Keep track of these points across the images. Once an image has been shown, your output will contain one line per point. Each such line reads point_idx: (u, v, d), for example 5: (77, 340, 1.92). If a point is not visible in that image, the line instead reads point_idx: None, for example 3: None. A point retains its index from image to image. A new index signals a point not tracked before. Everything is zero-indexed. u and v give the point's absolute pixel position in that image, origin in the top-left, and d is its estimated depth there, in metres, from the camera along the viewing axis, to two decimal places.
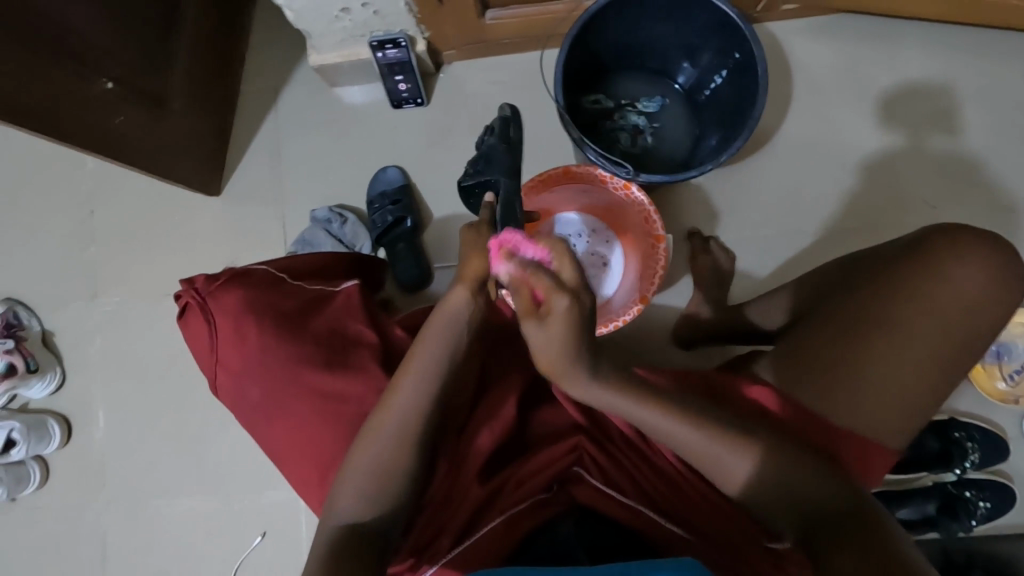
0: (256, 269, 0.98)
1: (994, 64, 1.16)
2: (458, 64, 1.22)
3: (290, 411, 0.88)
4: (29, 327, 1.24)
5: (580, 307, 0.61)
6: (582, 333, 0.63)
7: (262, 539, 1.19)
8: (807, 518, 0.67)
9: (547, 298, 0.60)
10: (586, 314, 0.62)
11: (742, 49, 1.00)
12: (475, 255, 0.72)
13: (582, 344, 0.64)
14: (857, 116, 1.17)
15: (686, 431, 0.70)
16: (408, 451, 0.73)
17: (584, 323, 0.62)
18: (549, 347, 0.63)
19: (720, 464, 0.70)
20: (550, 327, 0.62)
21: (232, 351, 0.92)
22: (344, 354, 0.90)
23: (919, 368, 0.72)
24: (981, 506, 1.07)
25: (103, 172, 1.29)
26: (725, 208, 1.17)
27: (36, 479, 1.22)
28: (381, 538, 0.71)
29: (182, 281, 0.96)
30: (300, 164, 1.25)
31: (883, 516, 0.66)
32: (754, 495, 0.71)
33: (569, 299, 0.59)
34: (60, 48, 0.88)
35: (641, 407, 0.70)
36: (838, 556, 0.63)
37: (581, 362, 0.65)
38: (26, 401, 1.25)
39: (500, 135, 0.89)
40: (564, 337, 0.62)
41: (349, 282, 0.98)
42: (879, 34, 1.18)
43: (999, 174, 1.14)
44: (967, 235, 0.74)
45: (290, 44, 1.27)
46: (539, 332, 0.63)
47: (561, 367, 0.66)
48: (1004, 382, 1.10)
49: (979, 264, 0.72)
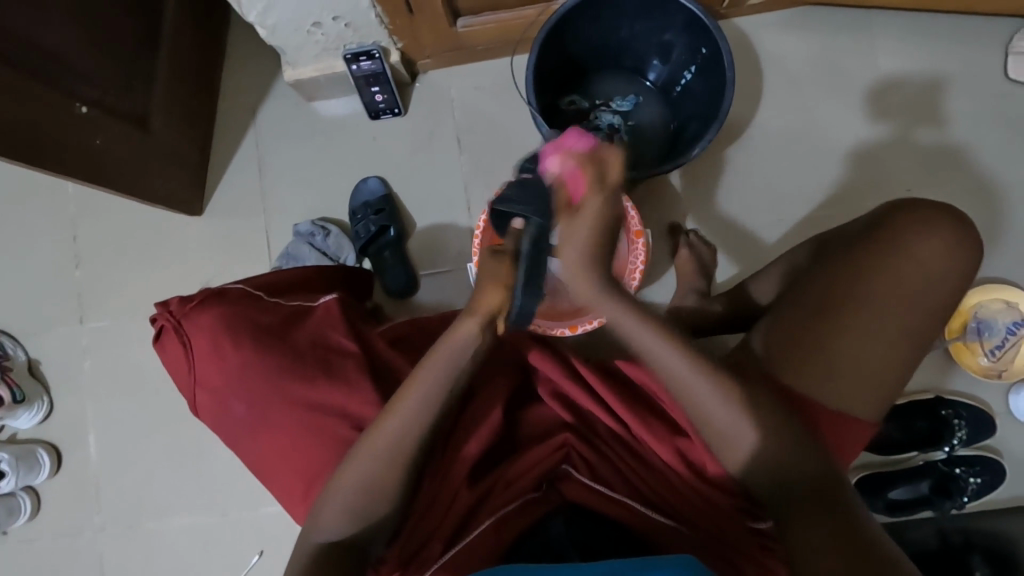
0: (231, 288, 0.97)
1: (959, 48, 1.18)
2: (433, 73, 1.23)
3: (273, 426, 0.87)
4: (15, 356, 1.23)
5: (608, 208, 0.71)
6: (605, 245, 0.72)
7: (260, 557, 1.18)
8: (782, 499, 0.70)
9: (584, 195, 0.70)
10: (608, 227, 0.71)
11: (710, 43, 1.02)
12: (492, 283, 0.69)
13: (602, 257, 0.71)
14: (828, 105, 1.19)
15: (706, 391, 0.71)
16: (400, 470, 0.73)
17: (605, 233, 0.71)
18: (578, 261, 0.70)
19: (730, 438, 0.71)
20: (579, 225, 0.70)
21: (212, 369, 0.91)
22: (327, 365, 0.90)
23: (887, 342, 0.74)
24: (972, 482, 1.09)
25: (83, 197, 1.29)
26: (704, 201, 1.18)
27: (28, 510, 1.21)
28: (359, 552, 0.74)
29: (157, 303, 0.95)
30: (281, 179, 1.25)
31: (850, 494, 0.69)
32: (757, 474, 0.72)
33: (602, 199, 0.70)
34: (36, 72, 0.88)
35: (662, 339, 0.71)
36: (809, 525, 0.67)
37: (597, 278, 0.71)
38: (14, 431, 1.23)
39: (543, 164, 0.76)
40: (588, 243, 0.70)
41: (328, 295, 0.99)
42: (845, 24, 1.20)
43: (969, 154, 1.17)
44: (924, 209, 0.77)
45: (266, 60, 1.28)
46: (568, 235, 0.71)
47: (581, 279, 0.71)
48: (986, 358, 1.11)
49: (937, 238, 0.75)
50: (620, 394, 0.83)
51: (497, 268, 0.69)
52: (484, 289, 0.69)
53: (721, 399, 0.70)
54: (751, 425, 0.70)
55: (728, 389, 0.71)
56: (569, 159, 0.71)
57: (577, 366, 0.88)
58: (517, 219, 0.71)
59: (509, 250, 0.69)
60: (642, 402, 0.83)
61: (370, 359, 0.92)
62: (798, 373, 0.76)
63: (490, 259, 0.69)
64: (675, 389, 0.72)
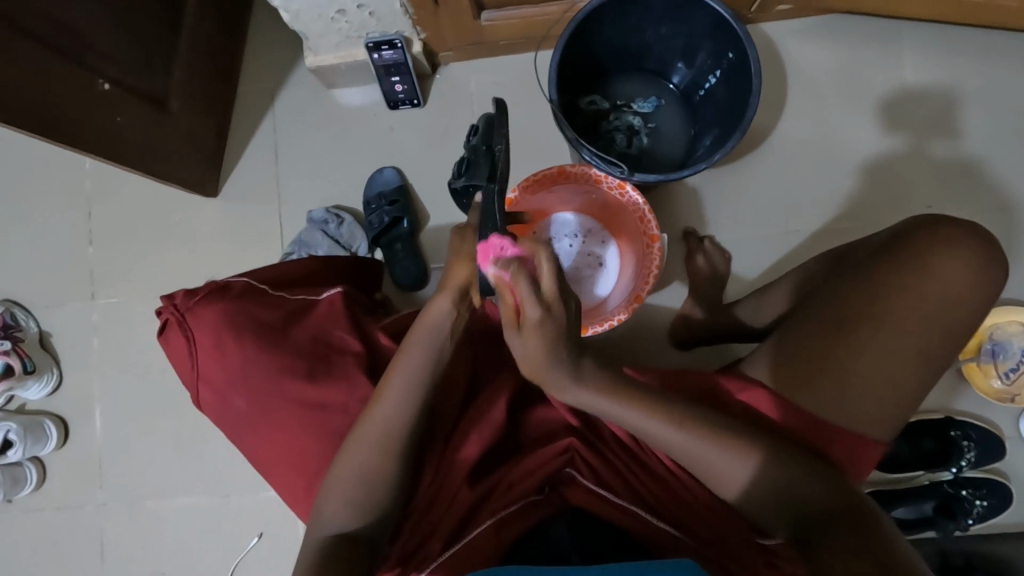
0: (235, 282, 0.97)
1: (988, 63, 1.16)
2: (454, 66, 1.22)
3: (274, 421, 0.88)
4: (27, 328, 1.24)
5: (554, 323, 0.64)
6: (561, 349, 0.66)
7: (259, 539, 1.19)
8: (805, 525, 0.68)
9: (523, 305, 0.63)
10: (564, 323, 0.65)
11: (736, 49, 1.00)
12: (457, 260, 0.73)
13: (563, 356, 0.66)
14: (851, 116, 1.17)
15: (693, 440, 0.71)
16: (391, 459, 0.73)
17: (562, 330, 0.65)
18: (533, 362, 0.67)
19: (723, 475, 0.71)
20: (527, 336, 0.65)
21: (214, 364, 0.92)
22: (327, 363, 0.90)
23: (904, 365, 0.73)
24: (978, 505, 1.08)
25: (100, 174, 1.29)
26: (718, 207, 1.17)
27: (33, 480, 1.22)
28: (369, 545, 0.72)
29: (162, 297, 0.95)
30: (297, 165, 1.25)
31: (877, 514, 0.67)
32: (755, 497, 0.71)
33: (540, 313, 0.63)
34: (57, 48, 0.88)
35: (660, 420, 0.71)
36: (829, 544, 0.65)
37: (562, 371, 0.67)
38: (23, 402, 1.25)
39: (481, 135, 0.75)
40: (538, 352, 0.65)
41: (332, 289, 0.98)
42: (872, 34, 1.18)
43: (992, 172, 1.15)
44: (948, 230, 0.76)
45: (288, 45, 1.28)
46: (519, 340, 0.66)
47: (543, 374, 0.68)
48: (1000, 380, 1.09)
49: (960, 260, 0.73)
50: None
51: (462, 243, 0.72)
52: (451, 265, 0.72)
53: (705, 454, 0.71)
54: (739, 447, 0.71)
55: (704, 428, 0.71)
56: (503, 270, 0.63)
57: None
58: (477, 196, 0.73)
59: (472, 223, 0.74)
60: None
61: (373, 355, 0.92)
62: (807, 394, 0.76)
63: (458, 241, 0.73)
64: (665, 446, 0.73)
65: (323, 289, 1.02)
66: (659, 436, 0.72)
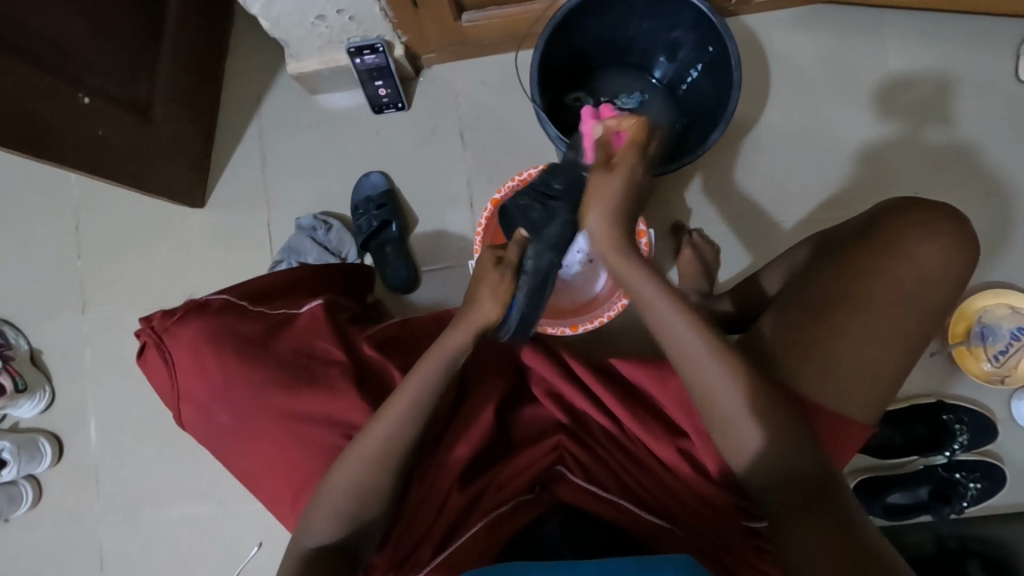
0: (214, 299, 0.97)
1: (969, 46, 1.17)
2: (438, 68, 1.22)
3: (257, 435, 0.88)
4: (18, 346, 1.24)
5: (638, 175, 0.74)
6: (628, 217, 0.75)
7: (258, 549, 1.19)
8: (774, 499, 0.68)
9: (624, 149, 0.74)
10: (634, 191, 0.74)
11: (717, 42, 1.02)
12: (490, 297, 0.76)
13: (624, 235, 0.74)
14: (835, 104, 1.18)
15: (711, 365, 0.71)
16: (386, 475, 0.73)
17: (632, 196, 0.74)
18: (605, 223, 0.73)
19: (731, 431, 0.70)
20: (612, 182, 0.73)
21: (194, 382, 0.91)
22: (312, 374, 0.90)
23: (886, 347, 0.74)
24: (972, 488, 1.09)
25: (85, 187, 1.28)
26: (707, 200, 1.17)
27: (29, 497, 1.22)
28: (352, 552, 0.73)
29: (140, 319, 0.96)
30: (284, 172, 1.25)
31: (846, 492, 0.67)
32: (754, 469, 0.70)
33: (639, 160, 0.73)
34: (36, 62, 0.87)
35: (693, 333, 0.71)
36: (799, 526, 0.65)
37: (621, 246, 0.74)
38: (17, 420, 1.24)
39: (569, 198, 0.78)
40: (616, 200, 0.73)
41: (313, 301, 0.98)
42: (854, 22, 1.19)
43: (975, 155, 1.15)
44: (924, 212, 0.77)
45: (271, 51, 1.27)
46: (602, 185, 0.73)
47: (607, 241, 0.74)
48: (990, 363, 1.09)
49: (937, 241, 0.74)
50: (614, 394, 0.82)
51: (500, 284, 0.77)
52: (482, 299, 0.76)
53: (713, 370, 0.71)
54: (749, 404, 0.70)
55: (723, 360, 0.71)
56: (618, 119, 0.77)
57: (568, 363, 0.88)
58: (524, 232, 0.78)
59: (513, 262, 0.77)
60: (636, 402, 0.82)
61: (361, 365, 0.92)
62: (797, 375, 0.76)
63: (493, 273, 0.77)
64: (688, 377, 0.72)
65: (305, 300, 1.02)
66: (681, 356, 0.72)
